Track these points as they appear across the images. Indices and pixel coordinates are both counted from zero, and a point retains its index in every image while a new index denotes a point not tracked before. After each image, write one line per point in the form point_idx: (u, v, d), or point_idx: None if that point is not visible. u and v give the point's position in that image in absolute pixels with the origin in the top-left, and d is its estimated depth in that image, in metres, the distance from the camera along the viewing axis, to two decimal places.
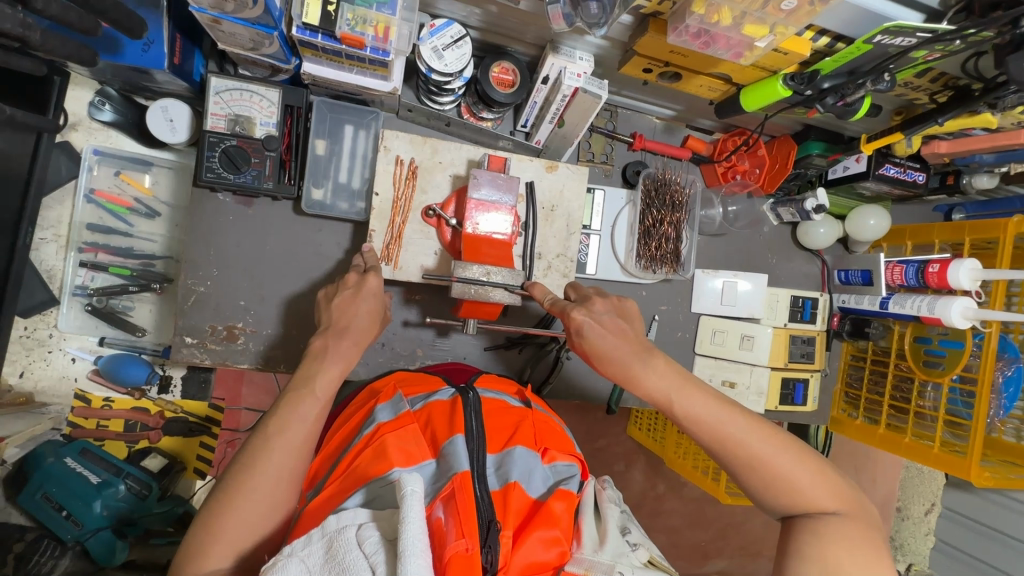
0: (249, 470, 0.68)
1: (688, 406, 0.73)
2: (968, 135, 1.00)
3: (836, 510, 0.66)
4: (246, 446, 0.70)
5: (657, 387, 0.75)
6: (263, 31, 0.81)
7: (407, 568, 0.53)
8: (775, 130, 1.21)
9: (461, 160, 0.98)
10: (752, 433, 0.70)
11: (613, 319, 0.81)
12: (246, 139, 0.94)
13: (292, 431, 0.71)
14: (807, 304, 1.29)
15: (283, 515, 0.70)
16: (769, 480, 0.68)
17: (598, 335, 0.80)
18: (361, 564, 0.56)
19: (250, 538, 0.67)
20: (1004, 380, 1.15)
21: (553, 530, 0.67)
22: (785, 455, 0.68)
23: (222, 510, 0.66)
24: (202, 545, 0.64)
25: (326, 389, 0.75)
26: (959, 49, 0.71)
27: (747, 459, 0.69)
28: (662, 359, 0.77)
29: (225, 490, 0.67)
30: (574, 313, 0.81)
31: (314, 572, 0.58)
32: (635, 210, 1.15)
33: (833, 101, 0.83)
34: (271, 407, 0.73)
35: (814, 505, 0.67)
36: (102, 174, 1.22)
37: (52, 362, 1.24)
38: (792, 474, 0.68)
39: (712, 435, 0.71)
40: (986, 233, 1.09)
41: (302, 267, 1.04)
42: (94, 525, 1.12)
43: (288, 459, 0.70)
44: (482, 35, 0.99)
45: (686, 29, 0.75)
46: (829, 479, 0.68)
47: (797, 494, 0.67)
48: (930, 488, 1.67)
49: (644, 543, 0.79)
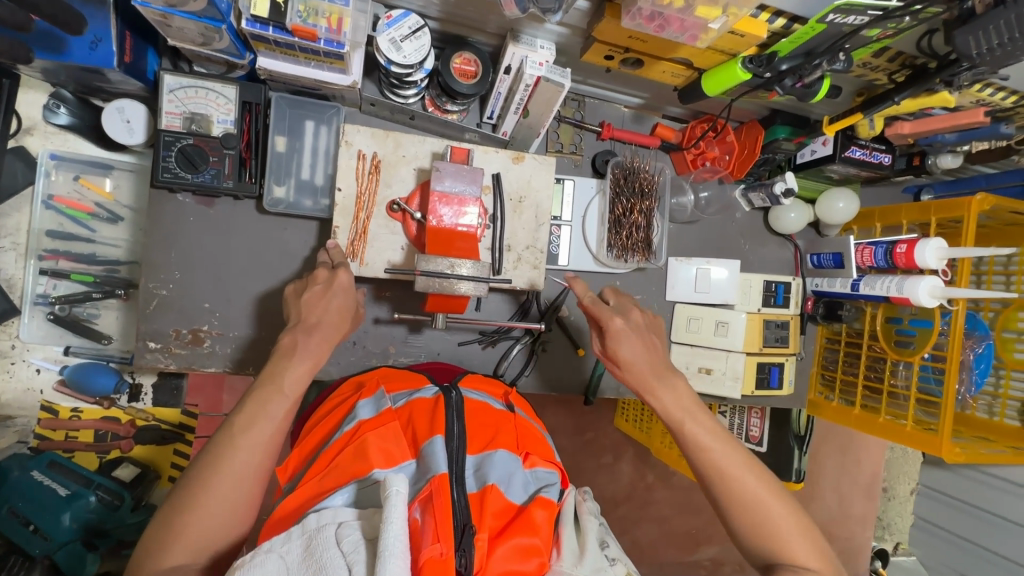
0: (212, 468, 0.65)
1: (696, 433, 0.78)
2: (928, 115, 1.02)
3: (816, 568, 0.71)
4: (211, 442, 0.68)
5: (671, 409, 0.80)
6: (211, 25, 0.79)
7: (385, 568, 0.53)
8: (743, 116, 1.21)
9: (425, 153, 0.97)
10: (751, 473, 0.75)
11: (647, 335, 0.86)
12: (204, 138, 0.93)
13: (258, 428, 0.69)
14: (780, 288, 1.28)
15: (252, 513, 0.68)
16: (756, 523, 0.73)
17: (629, 349, 0.84)
18: (338, 563, 0.56)
19: (215, 538, 0.65)
20: (975, 357, 1.17)
21: (532, 538, 0.67)
22: (777, 503, 0.73)
23: (183, 507, 0.64)
24: (163, 543, 0.62)
25: (294, 386, 0.73)
26: (911, 26, 0.72)
27: (742, 498, 0.74)
28: (681, 384, 0.82)
29: (188, 485, 0.65)
30: (614, 323, 0.85)
31: (292, 568, 0.58)
32: (605, 199, 1.14)
33: (792, 82, 0.83)
34: (239, 402, 0.71)
35: (795, 560, 0.71)
36: (60, 179, 1.18)
37: (15, 373, 1.21)
38: (780, 524, 0.72)
39: (713, 467, 0.76)
40: (951, 212, 1.11)
41: (270, 267, 1.02)
42: (63, 538, 1.10)
43: (254, 457, 0.67)
44: (441, 26, 0.97)
45: (639, 11, 0.73)
46: (813, 537, 0.73)
47: (781, 542, 0.72)
48: (914, 467, 1.71)
49: (621, 557, 0.80)
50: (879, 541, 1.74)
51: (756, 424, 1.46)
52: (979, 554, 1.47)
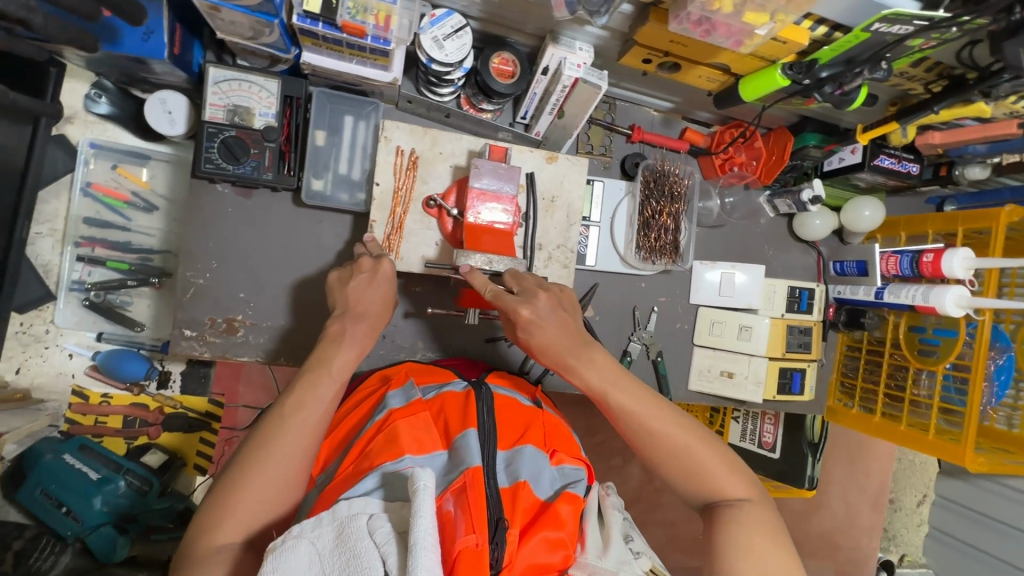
0: (265, 447, 0.68)
1: (620, 398, 0.82)
2: (960, 126, 1.03)
3: (746, 497, 0.77)
4: (264, 421, 0.71)
5: (594, 380, 0.83)
6: (264, 19, 0.80)
7: (418, 562, 0.53)
8: (772, 122, 1.22)
9: (461, 151, 0.98)
10: (674, 424, 0.80)
11: (557, 313, 0.85)
12: (246, 129, 0.94)
13: (308, 410, 0.72)
14: (804, 294, 1.29)
15: (296, 493, 0.70)
16: (687, 469, 0.79)
17: (544, 331, 0.84)
18: (372, 553, 0.57)
19: (262, 515, 0.67)
20: (996, 369, 1.17)
21: (559, 532, 0.69)
22: (701, 444, 0.80)
23: (236, 484, 0.66)
24: (215, 518, 0.65)
25: (342, 369, 0.77)
26: (955, 37, 0.72)
27: (672, 449, 0.80)
28: (599, 355, 0.85)
29: (241, 462, 0.68)
30: (522, 310, 0.83)
31: (325, 554, 0.58)
32: (634, 202, 1.16)
33: (831, 89, 0.84)
34: (289, 384, 0.75)
35: (727, 492, 0.78)
36: (99, 167, 1.20)
37: (48, 357, 1.22)
38: (707, 463, 0.79)
39: (641, 427, 0.81)
40: (979, 222, 1.11)
41: (304, 259, 1.03)
42: (94, 521, 1.11)
43: (303, 438, 0.71)
44: (482, 26, 0.99)
45: (688, 16, 0.74)
46: (738, 469, 0.79)
47: (711, 480, 0.78)
48: (923, 479, 1.72)
49: (647, 551, 0.81)
50: (885, 551, 1.76)
51: (770, 430, 1.48)
52: (988, 564, 1.48)
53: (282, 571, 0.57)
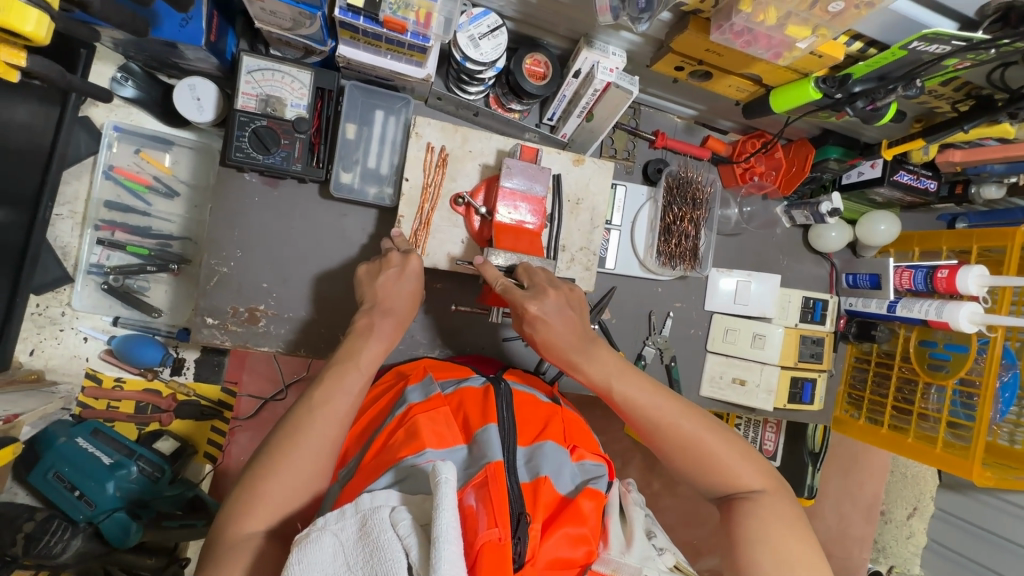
0: (294, 435, 0.69)
1: (627, 390, 0.82)
2: (981, 146, 1.05)
3: (761, 487, 0.77)
4: (292, 411, 0.72)
5: (599, 373, 0.84)
6: (306, 11, 0.81)
7: (441, 554, 0.53)
8: (793, 134, 1.24)
9: (491, 150, 0.99)
10: (684, 415, 0.81)
11: (564, 310, 0.85)
12: (277, 120, 0.93)
13: (336, 402, 0.73)
14: (817, 305, 1.31)
15: (322, 483, 0.70)
16: (700, 460, 0.79)
17: (550, 326, 0.84)
18: (394, 545, 0.56)
19: (289, 503, 0.67)
20: (1001, 386, 1.18)
21: (580, 528, 0.69)
22: (711, 434, 0.80)
23: (265, 472, 0.66)
24: (244, 506, 0.65)
25: (369, 363, 0.78)
26: (991, 59, 0.74)
27: (680, 440, 0.80)
28: (603, 348, 0.86)
29: (269, 451, 0.68)
30: (529, 307, 0.82)
31: (348, 546, 0.58)
32: (656, 207, 1.16)
33: (863, 105, 0.85)
34: (317, 376, 0.75)
35: (742, 483, 0.78)
36: (121, 151, 1.20)
37: (63, 340, 1.22)
38: (719, 454, 0.79)
39: (650, 418, 0.81)
40: (994, 240, 1.13)
41: (327, 252, 1.03)
42: (108, 506, 1.10)
43: (330, 428, 0.71)
44: (517, 26, 0.99)
45: (730, 26, 0.76)
46: (751, 459, 0.79)
47: (724, 471, 0.78)
48: (913, 492, 1.75)
49: (670, 547, 0.83)
50: (874, 561, 1.80)
51: (771, 437, 1.49)
52: None
53: (306, 563, 0.57)
